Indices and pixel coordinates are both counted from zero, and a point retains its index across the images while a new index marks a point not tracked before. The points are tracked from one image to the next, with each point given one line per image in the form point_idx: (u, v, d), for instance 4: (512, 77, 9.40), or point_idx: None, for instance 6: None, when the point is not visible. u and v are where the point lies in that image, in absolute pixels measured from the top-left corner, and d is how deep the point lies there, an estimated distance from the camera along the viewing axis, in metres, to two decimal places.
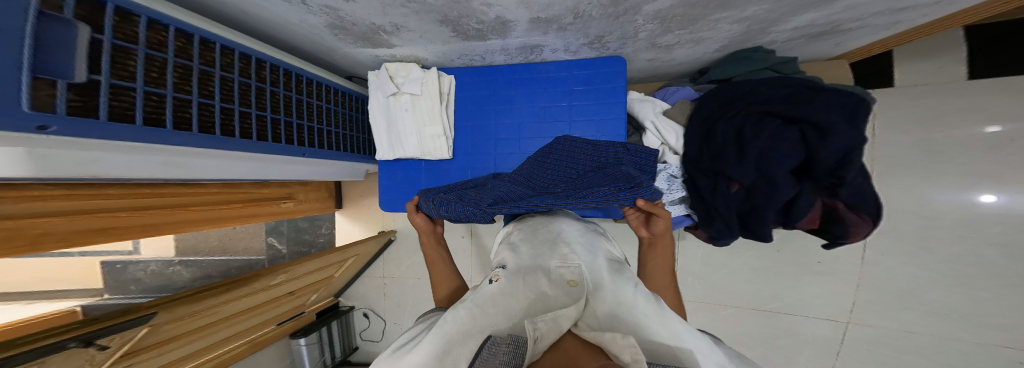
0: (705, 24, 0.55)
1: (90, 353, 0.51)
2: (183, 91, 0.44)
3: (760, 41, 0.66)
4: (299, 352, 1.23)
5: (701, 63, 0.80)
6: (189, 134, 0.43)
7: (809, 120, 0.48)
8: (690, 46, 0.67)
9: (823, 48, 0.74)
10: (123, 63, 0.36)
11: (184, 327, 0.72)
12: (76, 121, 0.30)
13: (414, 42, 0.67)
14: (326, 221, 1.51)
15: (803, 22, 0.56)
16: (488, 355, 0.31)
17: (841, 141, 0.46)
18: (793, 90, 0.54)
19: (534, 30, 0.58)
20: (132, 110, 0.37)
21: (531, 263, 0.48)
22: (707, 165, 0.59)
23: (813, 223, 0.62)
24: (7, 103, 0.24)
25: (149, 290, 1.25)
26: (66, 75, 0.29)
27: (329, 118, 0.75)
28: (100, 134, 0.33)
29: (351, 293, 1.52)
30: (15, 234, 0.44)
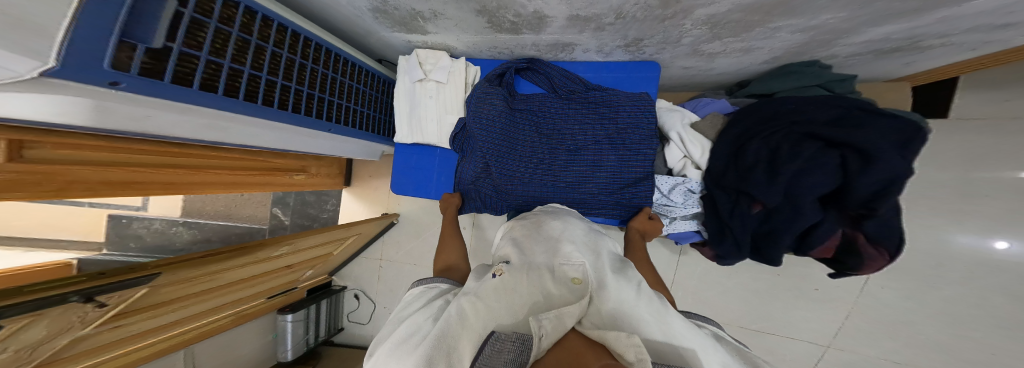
0: (762, 32, 0.53)
1: (81, 312, 0.50)
2: (239, 61, 0.46)
3: (818, 54, 0.62)
4: (285, 328, 1.23)
5: (742, 74, 0.77)
6: (236, 101, 0.44)
7: (857, 147, 0.45)
8: (734, 56, 0.64)
9: (893, 66, 0.70)
10: (195, 34, 0.39)
11: (180, 291, 0.71)
12: (148, 83, 0.33)
13: (448, 30, 0.67)
14: (332, 197, 1.51)
15: (879, 35, 0.52)
16: (493, 353, 0.33)
17: (889, 169, 0.43)
18: (845, 111, 0.50)
19: (570, 27, 0.58)
20: (192, 76, 0.39)
21: (533, 262, 0.49)
22: (731, 183, 0.58)
23: (827, 253, 0.62)
24: (89, 57, 0.26)
25: (150, 248, 1.27)
26: (146, 39, 0.31)
27: (354, 98, 0.74)
28: (161, 94, 0.35)
29: (346, 272, 1.53)
30: (44, 179, 0.47)
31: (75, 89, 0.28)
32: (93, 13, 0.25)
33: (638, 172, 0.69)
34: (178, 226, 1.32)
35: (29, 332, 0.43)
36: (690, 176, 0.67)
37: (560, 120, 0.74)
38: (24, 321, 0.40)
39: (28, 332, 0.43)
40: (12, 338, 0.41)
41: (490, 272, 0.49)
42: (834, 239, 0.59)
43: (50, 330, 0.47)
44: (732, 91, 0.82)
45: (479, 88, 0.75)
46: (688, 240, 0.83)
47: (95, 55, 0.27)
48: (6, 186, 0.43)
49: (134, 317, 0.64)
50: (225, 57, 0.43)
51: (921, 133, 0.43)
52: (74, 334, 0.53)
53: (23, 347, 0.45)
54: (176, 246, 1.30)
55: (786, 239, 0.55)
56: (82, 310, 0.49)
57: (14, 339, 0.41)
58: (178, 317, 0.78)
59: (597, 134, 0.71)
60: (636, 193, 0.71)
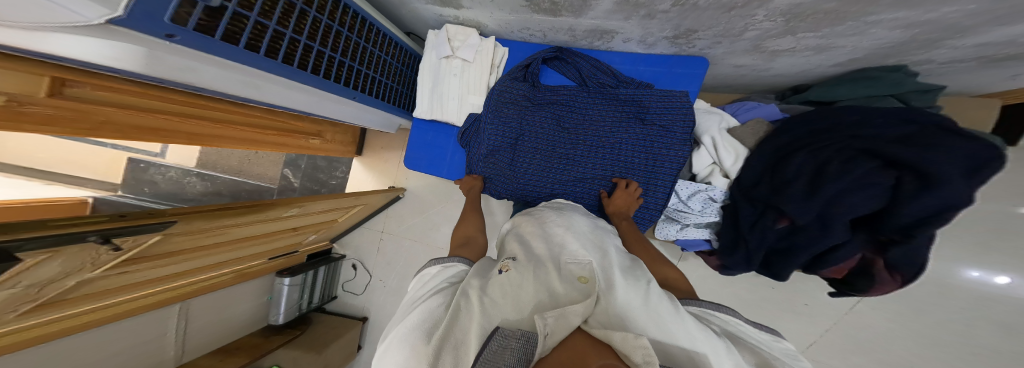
0: (855, 26, 0.46)
1: (96, 254, 0.51)
2: (282, 25, 0.46)
3: (913, 58, 0.55)
4: (281, 290, 1.26)
5: (802, 77, 0.71)
6: (275, 63, 0.44)
7: (918, 169, 0.41)
8: (803, 55, 0.59)
9: (992, 78, 0.61)
10: None
11: (188, 243, 0.72)
12: (199, 38, 0.34)
13: (482, 6, 0.63)
14: (343, 164, 1.52)
15: (998, 38, 0.45)
16: (498, 348, 0.34)
17: (951, 196, 0.40)
18: (918, 128, 0.45)
19: (617, 13, 0.54)
20: (240, 35, 0.40)
21: (538, 258, 0.49)
22: (760, 196, 0.56)
23: (839, 273, 0.62)
24: (149, 7, 0.27)
25: (161, 195, 1.32)
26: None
27: (377, 67, 0.71)
28: (212, 51, 0.36)
29: (347, 241, 1.57)
30: (86, 115, 0.51)
31: (134, 38, 0.30)
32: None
33: (654, 175, 0.68)
34: (191, 176, 1.35)
35: (48, 268, 0.45)
36: (715, 184, 0.66)
37: (583, 114, 0.72)
38: (44, 256, 0.42)
39: (42, 269, 0.44)
40: (28, 273, 0.42)
41: (497, 267, 0.50)
42: (850, 259, 0.59)
43: (68, 265, 0.48)
44: (783, 96, 0.79)
45: (501, 82, 0.74)
46: (696, 248, 0.82)
47: (157, 7, 0.28)
48: (44, 119, 0.47)
49: (141, 265, 0.65)
50: (271, 19, 0.43)
51: (997, 160, 0.38)
52: (83, 276, 0.54)
53: (35, 283, 0.46)
54: (188, 195, 1.35)
55: (802, 256, 0.55)
56: (95, 252, 0.50)
57: (33, 274, 0.43)
58: (173, 271, 0.78)
59: (621, 130, 0.69)
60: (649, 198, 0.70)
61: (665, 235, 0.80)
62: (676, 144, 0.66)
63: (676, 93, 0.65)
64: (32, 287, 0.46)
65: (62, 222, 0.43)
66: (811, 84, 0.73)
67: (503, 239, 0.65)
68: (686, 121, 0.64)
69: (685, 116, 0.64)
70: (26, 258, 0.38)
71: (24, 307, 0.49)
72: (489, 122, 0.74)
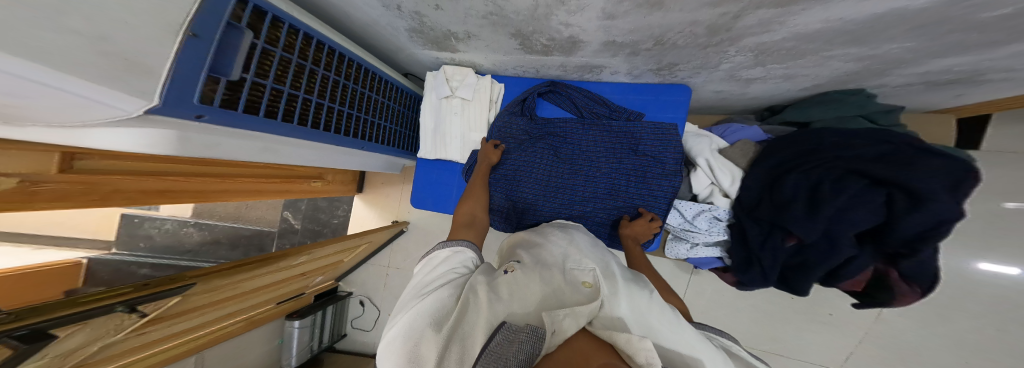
0: (813, 60, 0.50)
1: (121, 319, 0.53)
2: (295, 86, 0.47)
3: (864, 84, 0.58)
4: (292, 333, 1.23)
5: (776, 100, 0.74)
6: (291, 126, 0.45)
7: (905, 186, 0.44)
8: (773, 82, 0.61)
9: (937, 98, 0.63)
10: (263, 63, 0.41)
11: (200, 301, 0.71)
12: (226, 113, 0.34)
13: (478, 49, 0.68)
14: (343, 203, 1.51)
15: (939, 67, 0.48)
16: (504, 342, 0.33)
17: (936, 214, 0.43)
18: (895, 148, 0.48)
19: (603, 51, 0.58)
20: (258, 103, 0.41)
21: (545, 262, 0.48)
22: (765, 215, 0.57)
23: (856, 285, 0.62)
24: (177, 93, 0.28)
25: (156, 249, 1.29)
26: (225, 71, 0.33)
27: (382, 113, 0.72)
28: (239, 123, 0.37)
29: (353, 278, 1.51)
30: (90, 188, 0.52)
31: (165, 122, 0.30)
32: (188, 52, 0.28)
33: (649, 203, 0.72)
34: (189, 227, 1.35)
35: (70, 342, 0.45)
36: (717, 204, 0.67)
37: (579, 142, 0.75)
38: (76, 326, 0.44)
39: (71, 339, 0.45)
40: (60, 343, 0.43)
41: (502, 268, 0.49)
42: (865, 272, 0.59)
43: (88, 338, 0.48)
44: (763, 117, 0.80)
45: (500, 117, 0.78)
46: (709, 266, 0.81)
47: (185, 91, 0.29)
48: (56, 196, 0.49)
49: (158, 324, 0.64)
50: (285, 83, 0.44)
51: (972, 175, 0.42)
52: (106, 340, 0.54)
53: (63, 352, 0.45)
54: (185, 246, 1.33)
55: (818, 271, 0.55)
56: (121, 319, 0.52)
57: (64, 346, 0.44)
58: (186, 326, 0.75)
59: (615, 159, 0.73)
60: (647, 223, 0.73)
61: (676, 254, 0.80)
62: (666, 176, 0.69)
63: (663, 125, 0.69)
64: (58, 358, 0.45)
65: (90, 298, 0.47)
66: (786, 105, 0.75)
67: (506, 250, 0.64)
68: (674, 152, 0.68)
69: (672, 147, 0.68)
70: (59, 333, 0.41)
71: None
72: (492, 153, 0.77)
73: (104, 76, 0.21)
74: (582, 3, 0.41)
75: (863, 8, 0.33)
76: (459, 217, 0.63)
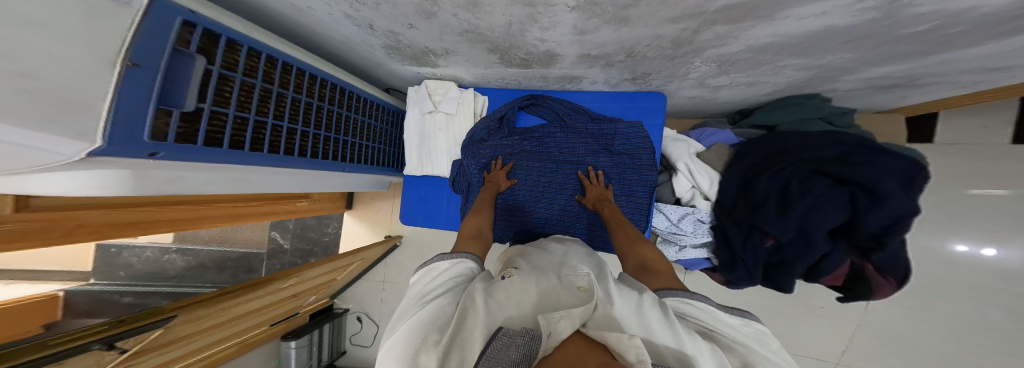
0: (769, 69, 0.51)
1: (102, 355, 0.50)
2: (262, 112, 0.45)
3: (819, 88, 0.60)
4: (288, 354, 1.14)
5: (741, 104, 0.75)
6: (261, 155, 0.44)
7: (867, 187, 0.46)
8: (738, 89, 0.63)
9: (885, 100, 0.66)
10: (222, 89, 0.39)
11: (193, 328, 0.70)
12: (183, 148, 0.34)
13: (459, 64, 0.68)
14: (332, 220, 1.48)
15: (879, 74, 0.50)
16: (501, 348, 0.32)
17: (899, 209, 0.45)
18: (849, 148, 0.52)
19: (580, 63, 0.58)
20: (222, 133, 0.40)
21: (540, 267, 0.47)
22: (742, 217, 0.58)
23: (836, 279, 0.63)
24: (123, 133, 0.28)
25: (139, 276, 1.24)
26: (178, 103, 0.33)
27: (363, 133, 0.70)
28: (203, 155, 0.36)
29: (348, 295, 1.48)
30: (53, 225, 0.50)
31: (116, 161, 0.30)
32: (131, 82, 0.27)
33: (630, 200, 0.73)
34: (170, 253, 1.31)
35: None
36: (699, 206, 0.68)
37: (560, 145, 0.77)
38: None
39: None
40: None
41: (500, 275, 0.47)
42: (842, 267, 0.60)
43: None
44: (734, 120, 0.81)
45: (478, 132, 0.77)
46: (697, 267, 0.80)
47: (133, 129, 0.28)
48: (12, 236, 0.45)
49: (147, 356, 0.62)
50: (250, 109, 0.43)
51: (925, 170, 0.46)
52: None
53: None
54: (168, 273, 1.27)
55: (798, 268, 0.56)
56: (101, 354, 0.49)
57: None
58: (185, 351, 0.73)
59: (595, 160, 0.75)
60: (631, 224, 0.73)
61: (666, 256, 0.79)
62: (642, 172, 0.72)
63: (632, 123, 0.71)
64: None
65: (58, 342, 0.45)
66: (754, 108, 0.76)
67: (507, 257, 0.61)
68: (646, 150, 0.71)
69: (645, 144, 0.71)
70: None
71: None
72: (477, 153, 0.78)
73: (39, 117, 0.21)
74: (552, 20, 0.42)
75: (811, 22, 0.34)
76: (464, 229, 0.59)
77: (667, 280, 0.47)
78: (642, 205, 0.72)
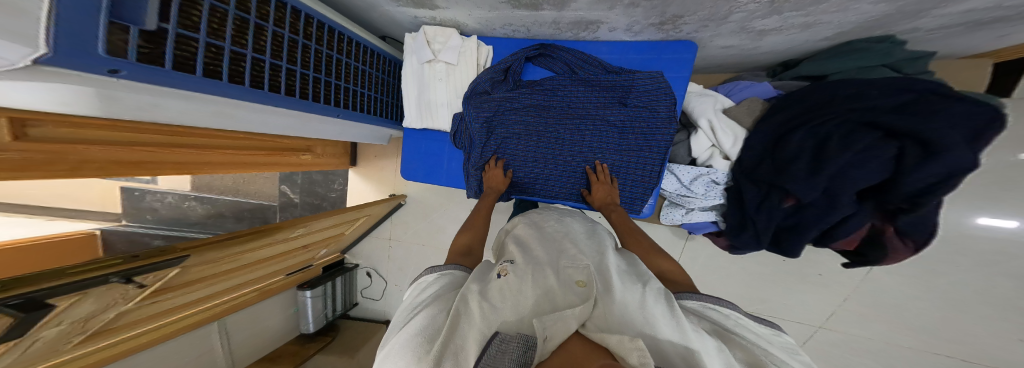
0: (834, 5, 0.44)
1: (123, 290, 0.53)
2: (239, 44, 0.42)
3: (894, 28, 0.53)
4: (306, 303, 1.29)
5: (791, 53, 0.68)
6: (241, 88, 0.41)
7: (919, 137, 0.41)
8: (788, 33, 0.56)
9: (980, 40, 0.58)
10: (189, 12, 0.35)
11: (209, 271, 0.74)
12: (150, 70, 0.31)
13: (459, 5, 0.61)
14: (338, 176, 1.50)
15: (983, 4, 0.41)
16: (497, 355, 0.33)
17: (956, 162, 0.40)
18: (915, 96, 0.44)
19: (599, 3, 0.51)
20: (193, 60, 0.37)
21: (537, 260, 0.49)
22: (764, 177, 0.55)
23: (850, 244, 0.61)
24: (80, 45, 0.25)
25: (166, 221, 1.34)
26: (137, 20, 0.29)
27: (358, 79, 0.67)
28: (169, 82, 0.34)
29: (357, 251, 1.55)
30: (58, 157, 0.50)
31: (74, 77, 0.27)
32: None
33: (643, 157, 0.70)
34: (190, 200, 1.37)
35: (77, 308, 0.47)
36: (716, 166, 0.65)
37: (568, 101, 0.71)
38: (74, 298, 0.44)
39: (77, 308, 0.47)
40: (65, 312, 0.45)
41: (495, 270, 0.48)
42: (860, 230, 0.58)
43: (99, 306, 0.51)
44: (775, 73, 0.75)
45: (481, 84, 0.72)
46: (702, 231, 0.80)
47: (89, 42, 0.26)
48: (22, 165, 0.45)
49: (172, 293, 0.68)
50: (225, 39, 0.39)
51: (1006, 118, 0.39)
52: (119, 308, 0.57)
53: (76, 321, 0.49)
54: (192, 218, 1.36)
55: (811, 232, 0.55)
56: (122, 289, 0.52)
57: (71, 313, 0.46)
58: (201, 296, 0.80)
59: (609, 115, 0.69)
60: (642, 186, 0.72)
61: (670, 220, 0.80)
62: (659, 129, 0.67)
63: (651, 72, 0.65)
64: (75, 324, 0.50)
65: (79, 269, 0.44)
66: (801, 59, 0.69)
67: (503, 243, 0.64)
68: (666, 103, 0.65)
69: (665, 95, 0.65)
70: (57, 302, 0.41)
71: (73, 339, 0.54)
72: (478, 106, 0.73)
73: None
74: None
75: None
76: (454, 247, 0.60)
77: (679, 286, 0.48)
78: (654, 165, 0.69)
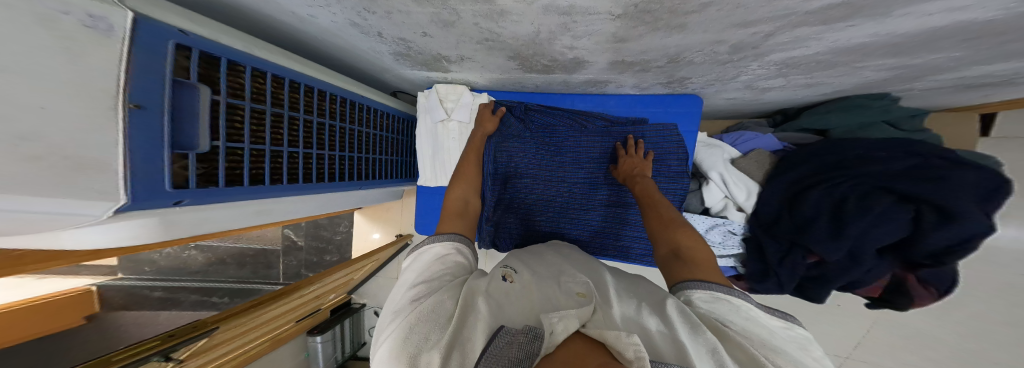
0: (842, 70, 0.46)
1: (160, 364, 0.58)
2: (276, 141, 0.43)
3: (890, 89, 0.55)
4: (316, 348, 1.17)
5: (790, 104, 0.70)
6: (281, 187, 0.42)
7: (939, 204, 0.43)
8: (791, 90, 0.57)
9: (965, 97, 0.60)
10: (233, 119, 0.37)
11: (229, 333, 0.75)
12: (206, 192, 0.33)
13: (472, 70, 0.63)
14: (344, 219, 1.47)
15: (983, 71, 0.44)
16: (502, 348, 0.29)
17: (970, 228, 0.42)
18: (924, 159, 0.46)
19: (611, 69, 0.54)
20: (241, 168, 0.38)
21: (537, 272, 0.45)
22: (785, 234, 0.55)
23: (873, 292, 0.60)
24: (149, 184, 0.27)
25: (165, 271, 1.30)
26: (191, 145, 0.31)
27: (376, 146, 0.67)
28: (224, 198, 0.35)
29: (363, 290, 1.45)
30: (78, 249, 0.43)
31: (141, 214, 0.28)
32: (139, 126, 0.25)
33: None
34: (191, 249, 1.34)
35: None
36: (731, 218, 0.64)
37: (580, 149, 0.73)
38: None
39: None
40: None
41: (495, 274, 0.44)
42: (883, 280, 0.57)
43: None
44: (776, 122, 0.75)
45: (497, 140, 0.74)
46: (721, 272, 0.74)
47: (156, 180, 0.28)
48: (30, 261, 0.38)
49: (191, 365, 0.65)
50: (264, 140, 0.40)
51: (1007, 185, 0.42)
52: None
53: None
54: (191, 267, 1.32)
55: (837, 282, 0.54)
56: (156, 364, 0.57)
57: None
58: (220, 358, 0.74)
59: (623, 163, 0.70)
60: None
61: None
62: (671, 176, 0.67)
63: (663, 124, 0.67)
64: None
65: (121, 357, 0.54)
66: (801, 108, 0.70)
67: None
68: (677, 152, 0.67)
69: (675, 144, 0.67)
70: None
71: None
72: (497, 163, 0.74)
73: (41, 184, 0.20)
74: (589, 29, 0.38)
75: (917, 22, 0.30)
76: (449, 204, 0.54)
77: (707, 272, 0.41)
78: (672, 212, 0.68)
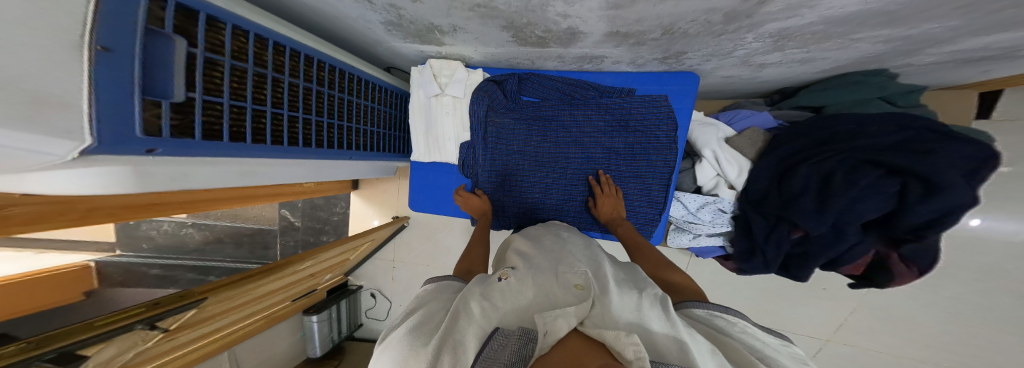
0: (837, 43, 0.45)
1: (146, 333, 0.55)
2: (259, 100, 0.42)
3: (888, 65, 0.54)
4: (311, 327, 1.21)
5: (788, 83, 0.69)
6: (265, 147, 0.42)
7: (925, 178, 0.43)
8: (788, 66, 0.57)
9: (964, 74, 0.59)
10: (211, 74, 0.36)
11: (225, 306, 0.76)
12: (181, 143, 0.33)
13: (466, 42, 0.62)
14: (339, 200, 1.47)
15: (978, 44, 0.44)
16: (494, 352, 0.31)
17: (953, 200, 0.42)
18: (915, 132, 0.46)
19: (606, 42, 0.53)
20: (219, 125, 0.38)
21: (536, 265, 0.45)
22: (771, 210, 0.56)
23: (856, 269, 0.61)
24: (116, 131, 0.27)
25: (162, 249, 1.31)
26: (165, 94, 0.31)
27: (366, 118, 0.67)
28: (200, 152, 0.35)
29: (360, 272, 1.47)
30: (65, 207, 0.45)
31: (115, 162, 0.29)
32: (107, 71, 0.25)
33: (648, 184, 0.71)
34: (188, 227, 1.35)
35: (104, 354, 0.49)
36: (722, 196, 0.65)
37: (574, 127, 0.72)
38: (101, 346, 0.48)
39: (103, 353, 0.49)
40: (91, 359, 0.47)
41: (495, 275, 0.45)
42: (865, 256, 0.58)
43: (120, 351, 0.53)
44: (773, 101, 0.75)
45: (492, 116, 0.74)
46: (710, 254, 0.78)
47: (126, 126, 0.27)
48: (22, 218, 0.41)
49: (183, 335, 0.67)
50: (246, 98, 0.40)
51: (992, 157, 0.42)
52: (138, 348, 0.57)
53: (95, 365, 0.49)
54: (189, 246, 1.33)
55: (821, 258, 0.55)
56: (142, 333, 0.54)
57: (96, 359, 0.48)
58: (212, 327, 0.76)
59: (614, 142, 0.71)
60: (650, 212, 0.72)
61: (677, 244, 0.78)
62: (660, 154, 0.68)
63: (654, 96, 0.67)
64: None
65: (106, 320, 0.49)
66: (799, 87, 0.70)
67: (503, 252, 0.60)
68: (666, 130, 0.67)
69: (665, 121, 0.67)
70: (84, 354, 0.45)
71: None
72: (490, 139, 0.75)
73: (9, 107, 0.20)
74: None
75: None
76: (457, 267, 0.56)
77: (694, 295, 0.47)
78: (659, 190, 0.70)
